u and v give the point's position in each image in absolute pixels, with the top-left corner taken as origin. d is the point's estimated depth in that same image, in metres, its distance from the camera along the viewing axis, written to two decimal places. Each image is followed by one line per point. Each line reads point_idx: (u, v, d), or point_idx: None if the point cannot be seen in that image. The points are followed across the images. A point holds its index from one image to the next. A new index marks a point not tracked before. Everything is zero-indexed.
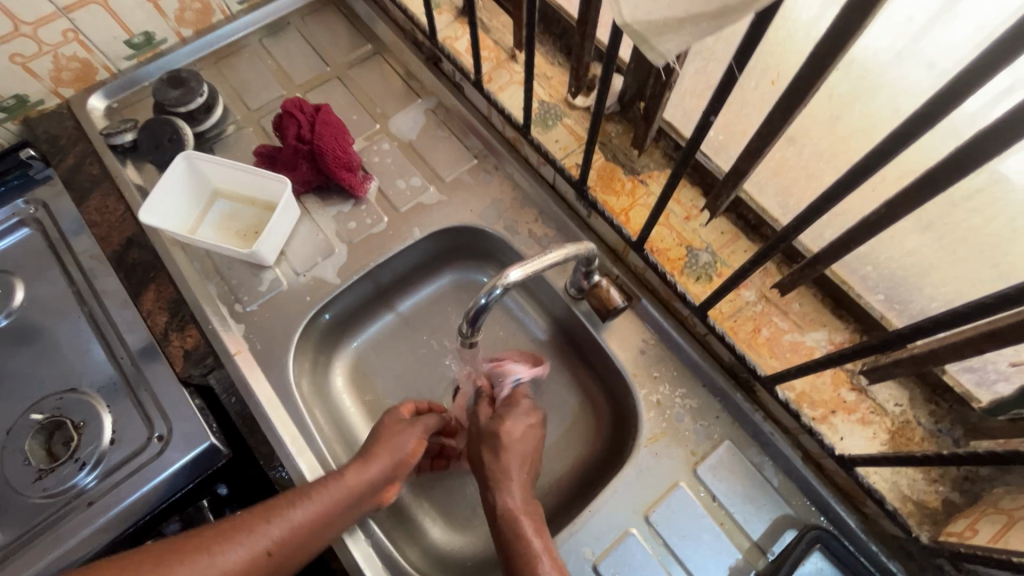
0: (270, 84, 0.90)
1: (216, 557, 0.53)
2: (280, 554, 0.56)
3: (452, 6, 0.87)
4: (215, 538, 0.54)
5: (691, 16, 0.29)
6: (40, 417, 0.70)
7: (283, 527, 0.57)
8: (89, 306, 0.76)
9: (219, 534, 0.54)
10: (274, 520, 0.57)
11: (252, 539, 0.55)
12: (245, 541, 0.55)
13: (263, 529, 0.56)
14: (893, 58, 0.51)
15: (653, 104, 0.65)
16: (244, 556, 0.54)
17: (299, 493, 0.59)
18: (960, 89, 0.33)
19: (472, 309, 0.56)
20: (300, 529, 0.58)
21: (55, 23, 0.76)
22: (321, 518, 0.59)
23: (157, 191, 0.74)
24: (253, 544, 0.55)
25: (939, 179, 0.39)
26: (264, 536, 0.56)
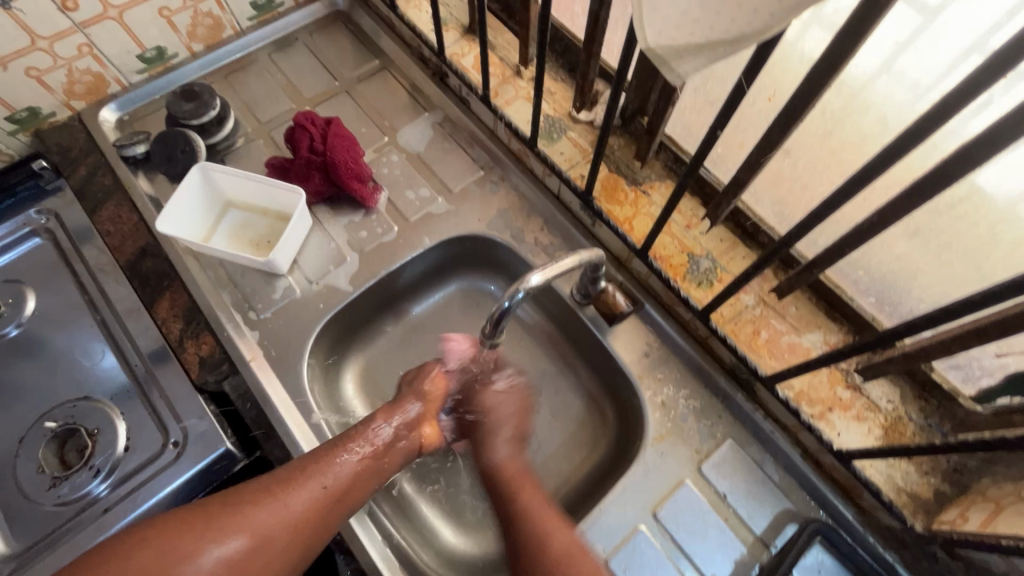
0: (279, 97, 0.92)
1: (281, 503, 0.58)
2: (337, 493, 0.61)
3: (458, 23, 0.91)
4: (274, 485, 0.59)
5: (711, 42, 0.32)
6: (53, 425, 0.71)
7: (335, 472, 0.62)
8: (102, 314, 0.76)
9: (283, 481, 0.59)
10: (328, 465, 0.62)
11: (311, 483, 0.60)
12: (302, 486, 0.59)
13: (317, 474, 0.61)
14: (881, 75, 0.58)
15: (655, 118, 0.68)
16: (306, 499, 0.59)
17: (341, 442, 0.65)
18: (947, 106, 0.37)
19: (495, 312, 0.59)
20: (351, 474, 0.63)
21: (71, 38, 0.77)
22: (366, 464, 0.65)
23: (173, 201, 0.76)
24: (311, 488, 0.60)
25: (928, 188, 0.43)
26: (318, 479, 0.60)
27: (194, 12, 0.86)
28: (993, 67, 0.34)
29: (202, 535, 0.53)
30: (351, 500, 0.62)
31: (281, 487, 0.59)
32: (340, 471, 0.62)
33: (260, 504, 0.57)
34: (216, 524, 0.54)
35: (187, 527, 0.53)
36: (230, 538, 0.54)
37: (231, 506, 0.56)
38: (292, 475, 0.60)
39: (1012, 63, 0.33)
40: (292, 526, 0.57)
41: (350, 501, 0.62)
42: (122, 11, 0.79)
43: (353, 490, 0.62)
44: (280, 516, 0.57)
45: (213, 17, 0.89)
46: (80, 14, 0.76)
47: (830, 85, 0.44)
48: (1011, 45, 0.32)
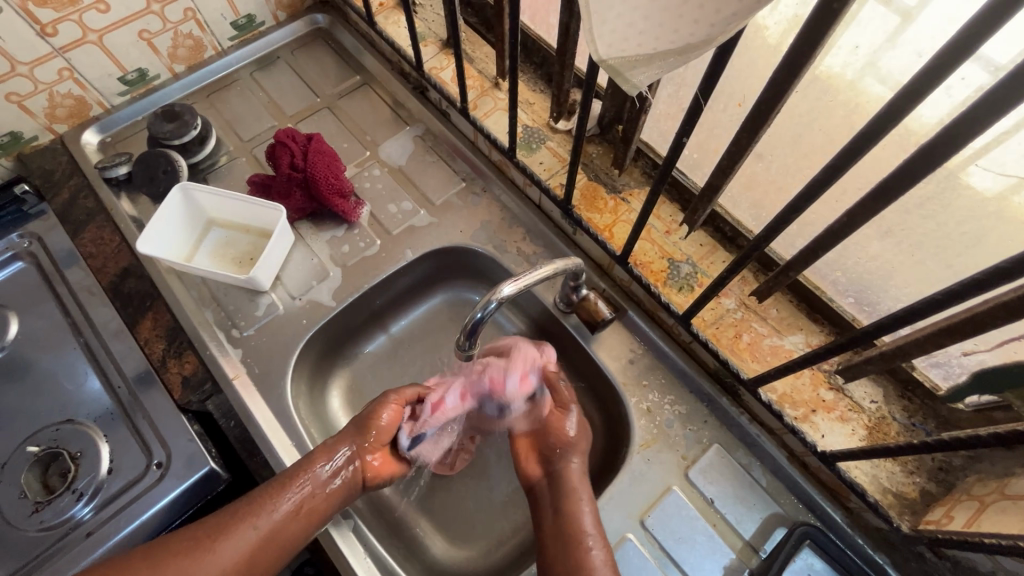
0: (262, 116, 0.93)
1: (212, 550, 0.56)
2: (269, 540, 0.59)
3: (437, 38, 0.92)
4: (203, 536, 0.56)
5: (660, 52, 0.32)
6: (36, 449, 0.70)
7: (268, 515, 0.59)
8: (85, 336, 0.76)
9: (213, 529, 0.57)
10: (258, 511, 0.59)
11: (240, 529, 0.58)
12: (231, 535, 0.57)
13: (249, 519, 0.59)
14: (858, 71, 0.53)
15: (629, 126, 0.69)
16: (235, 548, 0.57)
17: (281, 480, 0.62)
18: (897, 108, 0.37)
19: (468, 322, 0.59)
20: (286, 512, 0.60)
21: (51, 63, 0.78)
22: (309, 502, 0.62)
23: (154, 221, 0.76)
24: (242, 532, 0.58)
25: (892, 189, 0.43)
26: (249, 523, 0.58)
27: (175, 33, 0.87)
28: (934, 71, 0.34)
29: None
30: (291, 541, 0.60)
31: (210, 535, 0.57)
32: (276, 512, 0.60)
33: (187, 554, 0.55)
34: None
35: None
36: None
37: (163, 557, 0.54)
38: (221, 523, 0.58)
39: (951, 66, 0.33)
40: (223, 573, 0.55)
41: (288, 543, 0.60)
42: (101, 35, 0.80)
43: (292, 528, 0.60)
44: (211, 563, 0.55)
45: (194, 38, 0.90)
46: (59, 40, 0.76)
47: (792, 90, 0.44)
48: (953, 47, 0.33)
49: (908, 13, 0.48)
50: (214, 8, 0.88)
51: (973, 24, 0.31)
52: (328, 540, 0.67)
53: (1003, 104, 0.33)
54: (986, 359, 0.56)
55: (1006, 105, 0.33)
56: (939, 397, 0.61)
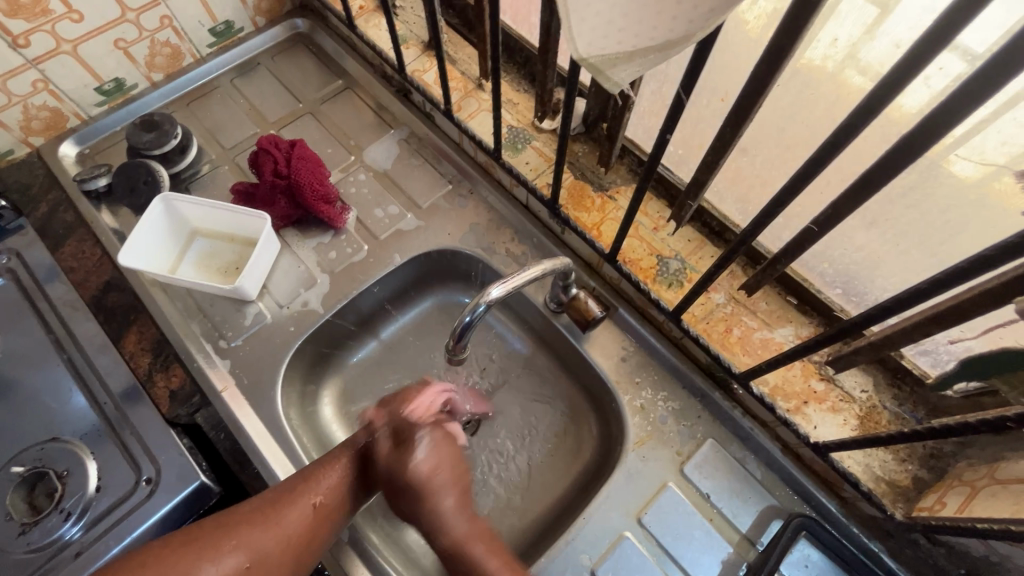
0: (243, 123, 0.92)
1: (276, 523, 0.59)
2: (325, 511, 0.62)
3: (419, 40, 0.91)
4: (262, 506, 0.59)
5: (640, 49, 0.32)
6: (21, 470, 0.68)
7: (319, 489, 0.62)
8: (68, 352, 0.74)
9: (275, 499, 0.60)
10: (312, 483, 0.62)
11: (300, 499, 0.61)
12: (291, 504, 0.60)
13: (299, 494, 0.61)
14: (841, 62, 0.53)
15: (614, 124, 0.69)
16: (295, 518, 0.60)
17: (328, 458, 0.65)
18: (876, 101, 0.37)
19: (457, 327, 0.58)
20: (336, 486, 0.63)
21: (25, 74, 0.77)
22: (355, 479, 0.65)
23: (136, 233, 0.75)
24: (299, 505, 0.60)
25: (876, 179, 0.43)
26: (307, 495, 0.61)
27: (152, 41, 0.86)
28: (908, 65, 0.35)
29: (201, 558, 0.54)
30: (342, 514, 0.63)
31: (271, 505, 0.60)
32: (327, 486, 0.63)
33: (253, 523, 0.58)
34: (204, 545, 0.55)
35: (170, 548, 0.54)
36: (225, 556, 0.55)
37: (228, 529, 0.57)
38: (280, 495, 0.61)
39: (927, 57, 0.34)
40: (285, 541, 0.58)
41: (339, 515, 0.63)
42: (75, 45, 0.78)
43: (345, 501, 0.63)
44: (271, 535, 0.58)
45: (172, 46, 0.89)
46: (32, 51, 0.75)
47: (774, 84, 0.44)
48: (927, 39, 0.33)
49: (886, 5, 0.47)
50: (191, 15, 0.87)
51: (947, 16, 0.31)
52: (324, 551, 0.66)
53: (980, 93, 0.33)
54: (973, 346, 0.56)
55: (983, 94, 0.33)
56: (928, 385, 0.61)
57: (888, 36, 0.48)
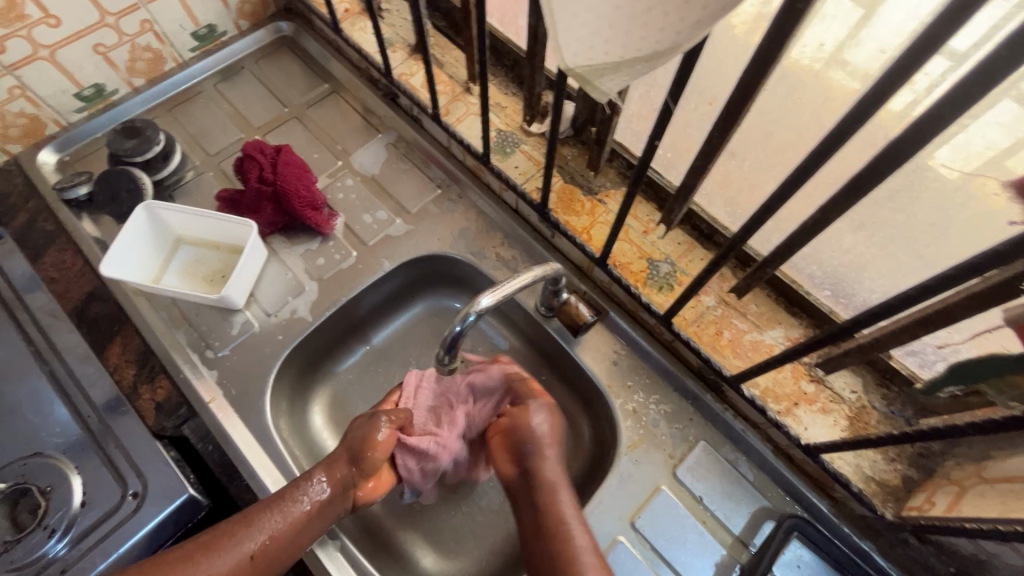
0: (227, 128, 0.90)
1: (199, 572, 0.53)
2: (260, 563, 0.57)
3: (406, 43, 0.90)
4: (187, 554, 0.54)
5: (627, 59, 0.32)
6: (2, 487, 0.66)
7: (258, 536, 0.57)
8: (50, 364, 0.73)
9: (204, 546, 0.55)
10: (249, 529, 0.57)
11: (231, 548, 0.56)
12: (221, 553, 0.55)
13: (233, 542, 0.56)
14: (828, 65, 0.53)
15: (603, 128, 0.69)
16: (223, 568, 0.54)
17: (273, 500, 0.60)
18: (862, 109, 0.37)
19: (447, 336, 0.58)
20: (277, 533, 0.58)
21: (1, 81, 0.75)
22: (299, 525, 0.60)
23: (118, 243, 0.73)
24: (233, 553, 0.56)
25: (863, 185, 0.43)
26: (243, 543, 0.56)
27: (132, 46, 0.84)
28: (895, 73, 0.35)
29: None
30: (276, 566, 0.58)
31: (197, 552, 0.54)
32: (267, 533, 0.58)
33: (176, 571, 0.53)
34: None
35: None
36: None
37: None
38: (209, 542, 0.56)
39: (913, 65, 0.34)
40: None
41: (270, 569, 0.58)
42: (53, 51, 0.77)
43: (283, 551, 0.58)
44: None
45: (153, 50, 0.87)
46: (8, 57, 0.73)
47: (761, 90, 0.44)
48: (915, 46, 0.33)
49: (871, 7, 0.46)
50: (173, 19, 0.85)
51: (935, 27, 0.31)
52: (314, 561, 0.65)
53: (965, 100, 0.34)
54: (960, 348, 0.56)
55: (969, 100, 0.33)
56: (915, 385, 0.62)
57: (874, 41, 0.47)
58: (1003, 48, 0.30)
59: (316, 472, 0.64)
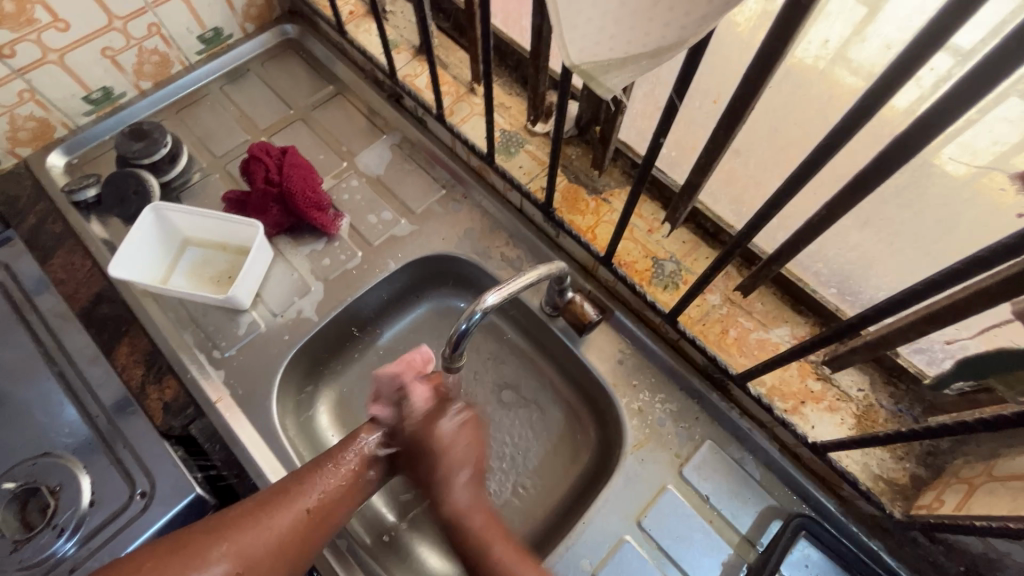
0: (233, 130, 0.91)
1: (263, 525, 0.57)
2: (320, 515, 0.60)
3: (410, 45, 0.91)
4: (252, 509, 0.58)
5: (632, 55, 0.32)
6: (13, 486, 0.67)
7: (314, 492, 0.61)
8: (59, 365, 0.73)
9: (268, 501, 0.59)
10: (306, 485, 0.61)
11: (295, 502, 0.59)
12: (287, 506, 0.59)
13: (295, 496, 0.60)
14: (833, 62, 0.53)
15: (607, 127, 0.69)
16: (288, 520, 0.58)
17: (322, 459, 0.64)
18: (868, 104, 0.37)
19: (453, 335, 0.58)
20: (331, 490, 0.62)
21: (11, 85, 0.76)
22: (347, 485, 0.63)
23: (126, 244, 0.74)
24: (294, 509, 0.59)
25: (869, 180, 0.43)
26: (300, 499, 0.60)
27: (140, 50, 0.85)
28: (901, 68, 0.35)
29: (199, 553, 0.54)
30: (334, 519, 0.62)
31: (258, 508, 0.58)
32: (322, 488, 0.62)
33: (241, 525, 0.57)
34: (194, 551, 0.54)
35: (164, 554, 0.53)
36: (216, 563, 0.54)
37: (219, 531, 0.55)
38: (272, 497, 0.59)
39: (920, 59, 0.34)
40: (279, 545, 0.57)
41: (331, 521, 0.61)
42: (62, 54, 0.77)
43: (340, 504, 0.62)
44: (266, 538, 0.57)
45: (160, 54, 0.88)
46: (18, 61, 0.74)
47: (765, 87, 0.44)
48: (921, 40, 0.33)
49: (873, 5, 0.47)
50: (180, 23, 0.86)
51: (942, 21, 0.31)
52: (322, 561, 0.65)
53: (973, 93, 0.34)
54: (969, 344, 0.56)
55: (977, 94, 0.33)
56: (923, 383, 0.61)
57: (879, 36, 0.48)
58: (1013, 38, 0.30)
59: (359, 433, 0.67)
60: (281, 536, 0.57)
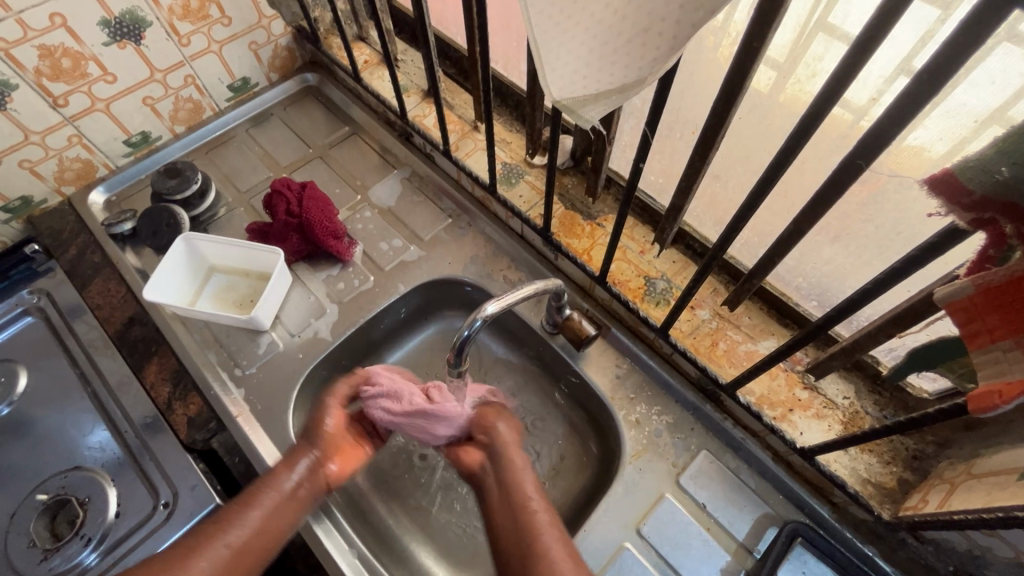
0: (258, 168, 0.99)
1: None
2: (244, 552, 0.58)
3: (419, 89, 0.99)
4: (165, 561, 0.55)
5: (604, 91, 0.38)
6: (46, 497, 0.73)
7: (235, 533, 0.59)
8: (94, 386, 0.79)
9: (180, 552, 0.56)
10: (225, 526, 0.59)
11: (212, 546, 0.57)
12: (203, 551, 0.57)
13: (217, 540, 0.58)
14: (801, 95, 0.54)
15: (598, 157, 0.75)
16: (210, 561, 0.56)
17: (240, 500, 0.62)
18: (809, 129, 0.44)
19: (456, 342, 0.62)
20: (256, 528, 0.60)
21: (62, 130, 0.85)
22: (270, 520, 0.61)
23: (159, 270, 0.81)
24: (213, 549, 0.57)
25: (828, 197, 0.48)
26: (221, 539, 0.58)
27: (176, 98, 0.94)
28: (830, 98, 0.41)
29: None
30: (263, 553, 0.60)
31: (169, 562, 0.55)
32: (245, 528, 0.60)
33: None
34: None
35: None
36: None
37: None
38: (189, 543, 0.58)
39: (843, 88, 0.40)
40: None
41: (259, 557, 0.60)
42: (108, 104, 0.87)
43: (264, 536, 0.60)
44: None
45: (194, 101, 0.97)
46: (70, 109, 0.83)
47: (729, 118, 0.50)
48: (841, 74, 0.39)
49: None
50: (213, 74, 0.96)
51: (850, 62, 0.38)
52: (330, 563, 0.68)
53: (901, 118, 0.38)
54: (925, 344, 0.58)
55: (903, 117, 0.38)
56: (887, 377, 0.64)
57: None
58: (930, 66, 0.35)
59: (275, 466, 0.65)
60: None
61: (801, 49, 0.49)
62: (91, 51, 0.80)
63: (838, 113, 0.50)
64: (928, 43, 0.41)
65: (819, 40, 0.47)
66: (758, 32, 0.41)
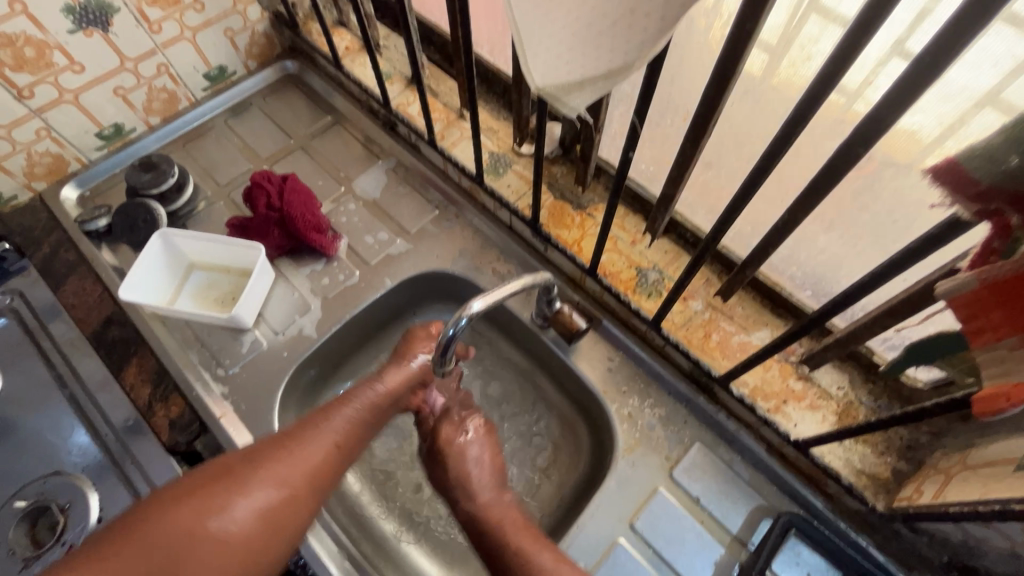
0: (236, 160, 0.96)
1: (295, 453, 0.58)
2: (344, 447, 0.62)
3: (402, 75, 0.96)
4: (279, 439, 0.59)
5: (587, 77, 0.36)
6: (25, 504, 0.71)
7: (340, 421, 0.63)
8: (71, 389, 0.76)
9: (288, 437, 0.59)
10: (328, 419, 0.62)
11: (320, 436, 0.60)
12: (312, 439, 0.60)
13: (322, 426, 0.61)
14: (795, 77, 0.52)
15: (587, 145, 0.73)
16: (318, 450, 0.59)
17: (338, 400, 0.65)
18: (801, 115, 0.42)
19: (441, 339, 0.60)
20: (350, 426, 0.63)
21: (29, 123, 0.81)
22: (362, 423, 0.65)
23: (136, 269, 0.78)
24: (321, 440, 0.60)
25: (822, 186, 0.47)
26: (326, 434, 0.61)
27: (149, 87, 0.91)
28: (825, 81, 0.39)
29: (222, 495, 0.52)
30: (353, 451, 0.63)
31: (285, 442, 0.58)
32: (344, 423, 0.63)
33: (276, 457, 0.57)
34: (230, 480, 0.53)
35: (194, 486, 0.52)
36: (255, 492, 0.53)
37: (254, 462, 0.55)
38: (295, 429, 0.60)
39: (840, 70, 0.38)
40: (310, 475, 0.57)
41: (351, 453, 0.63)
42: (77, 95, 0.83)
43: (356, 435, 0.63)
44: (293, 469, 0.56)
45: (169, 91, 0.93)
46: (36, 101, 0.80)
47: (720, 105, 0.48)
48: (838, 56, 0.37)
49: None
50: (187, 62, 0.92)
51: (846, 44, 0.36)
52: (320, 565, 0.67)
53: (900, 103, 0.37)
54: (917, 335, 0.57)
55: (902, 102, 0.36)
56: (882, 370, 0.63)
57: None
58: (933, 47, 0.33)
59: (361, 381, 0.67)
60: (310, 466, 0.58)
61: (796, 30, 0.47)
62: (56, 40, 0.76)
63: (834, 96, 0.48)
64: (926, 22, 0.39)
65: (815, 21, 0.45)
66: (751, 12, 0.38)
